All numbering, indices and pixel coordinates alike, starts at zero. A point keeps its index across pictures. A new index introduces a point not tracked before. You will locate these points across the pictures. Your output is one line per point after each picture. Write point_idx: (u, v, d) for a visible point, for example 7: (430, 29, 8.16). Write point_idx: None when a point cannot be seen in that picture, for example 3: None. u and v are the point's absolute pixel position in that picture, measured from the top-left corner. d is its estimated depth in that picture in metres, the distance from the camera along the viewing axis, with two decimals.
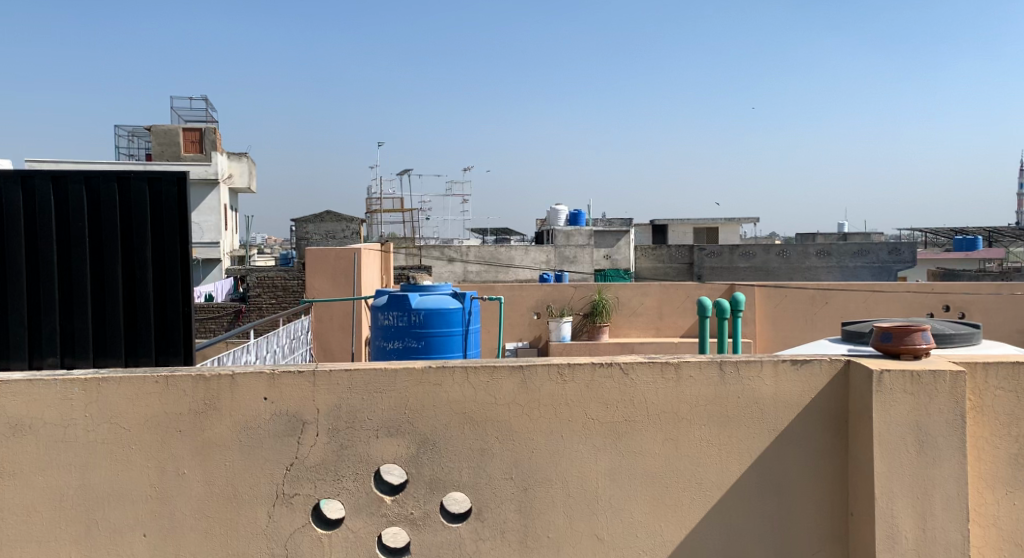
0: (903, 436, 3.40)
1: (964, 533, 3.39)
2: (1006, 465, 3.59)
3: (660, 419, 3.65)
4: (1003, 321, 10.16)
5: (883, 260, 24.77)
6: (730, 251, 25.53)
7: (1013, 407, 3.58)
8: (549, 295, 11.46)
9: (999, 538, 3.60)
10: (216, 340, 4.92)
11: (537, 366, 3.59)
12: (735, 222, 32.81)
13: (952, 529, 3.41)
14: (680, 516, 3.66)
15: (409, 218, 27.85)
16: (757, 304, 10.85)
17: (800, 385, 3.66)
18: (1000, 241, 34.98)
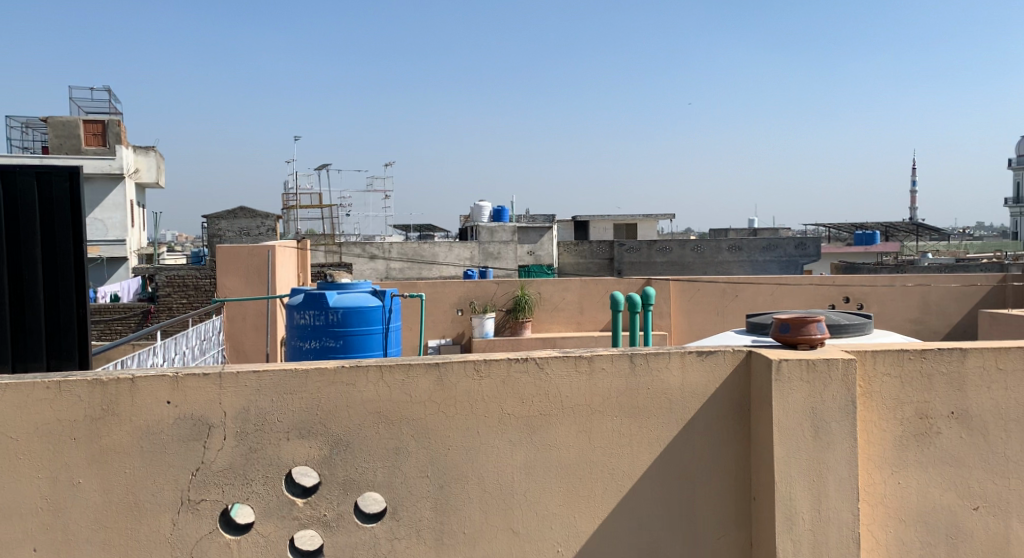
0: (800, 422, 3.55)
1: (854, 512, 3.58)
2: (892, 446, 3.79)
3: (574, 411, 3.71)
4: (898, 311, 10.70)
5: (790, 253, 25.74)
6: (648, 246, 26.03)
7: (899, 392, 3.78)
8: (471, 292, 11.46)
9: (885, 514, 3.81)
10: (136, 334, 4.81)
11: (452, 363, 3.59)
12: (653, 218, 33.37)
13: (845, 509, 3.58)
14: (593, 507, 3.73)
15: (328, 214, 27.44)
16: (672, 298, 11.11)
17: (706, 374, 3.78)
18: (898, 236, 36.76)
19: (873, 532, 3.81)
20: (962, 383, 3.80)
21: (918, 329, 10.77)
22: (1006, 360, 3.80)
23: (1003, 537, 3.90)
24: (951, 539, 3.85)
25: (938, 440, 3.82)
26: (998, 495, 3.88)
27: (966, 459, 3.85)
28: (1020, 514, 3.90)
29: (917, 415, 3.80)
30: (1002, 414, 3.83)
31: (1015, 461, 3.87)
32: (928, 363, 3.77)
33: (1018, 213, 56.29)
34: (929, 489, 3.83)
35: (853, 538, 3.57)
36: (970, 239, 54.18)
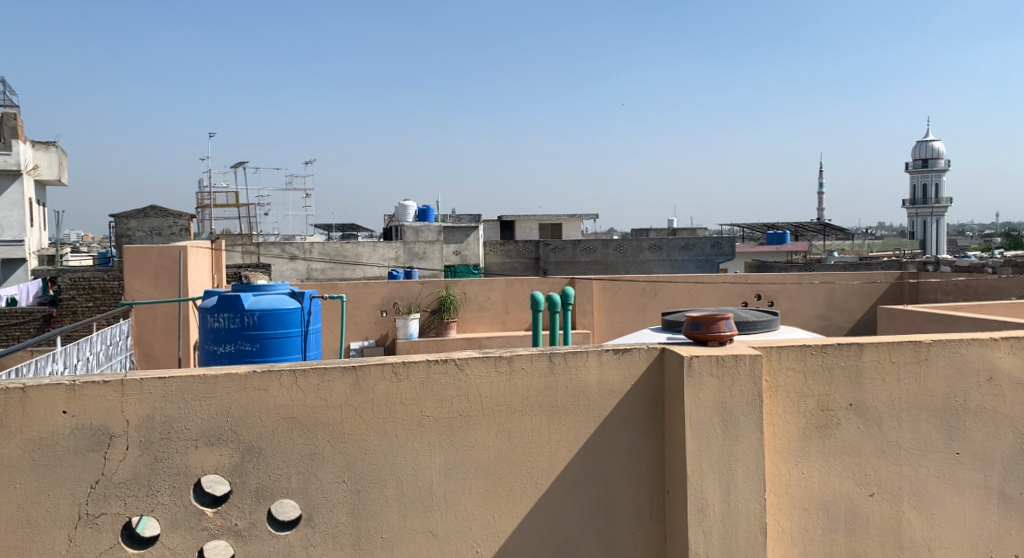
0: (710, 416, 3.64)
1: (761, 502, 3.69)
2: (796, 438, 3.94)
3: (493, 412, 3.70)
4: (806, 308, 11.09)
5: (707, 252, 26.39)
6: (572, 246, 26.25)
7: (802, 385, 3.92)
8: (395, 293, 11.31)
9: (790, 503, 3.95)
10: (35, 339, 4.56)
11: (369, 366, 3.54)
12: (577, 218, 33.75)
13: (752, 499, 3.69)
14: (512, 507, 3.74)
15: (245, 214, 26.78)
16: (595, 297, 11.21)
17: (622, 372, 3.83)
18: (807, 235, 38.13)
19: (779, 521, 3.94)
20: (859, 375, 3.98)
21: (824, 325, 11.18)
22: (899, 353, 4.00)
23: (897, 521, 4.10)
24: (850, 525, 4.03)
25: (838, 431, 3.98)
26: (893, 482, 4.07)
27: (864, 448, 4.03)
28: (912, 499, 4.10)
29: (819, 408, 3.96)
30: (896, 405, 4.03)
31: (907, 449, 4.07)
32: (828, 357, 3.93)
33: (916, 213, 58.88)
34: (830, 478, 3.99)
35: (759, 527, 3.69)
36: (874, 238, 56.57)
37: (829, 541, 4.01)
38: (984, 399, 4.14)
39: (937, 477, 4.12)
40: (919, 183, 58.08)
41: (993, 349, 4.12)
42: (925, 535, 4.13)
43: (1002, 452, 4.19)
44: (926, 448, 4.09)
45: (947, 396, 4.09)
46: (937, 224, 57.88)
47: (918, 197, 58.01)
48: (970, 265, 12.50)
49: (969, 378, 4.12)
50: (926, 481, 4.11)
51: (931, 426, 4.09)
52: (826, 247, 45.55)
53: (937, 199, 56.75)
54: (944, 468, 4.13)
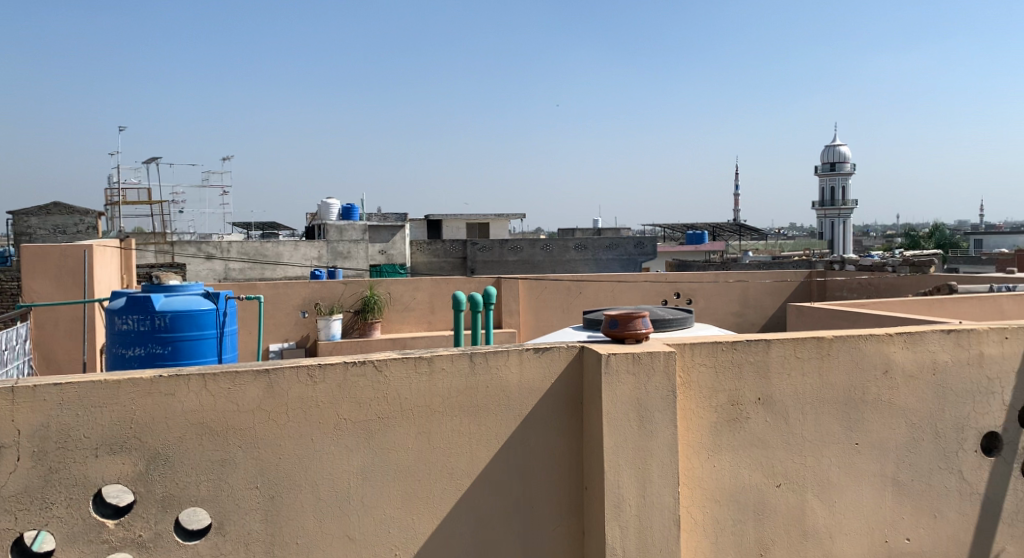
0: (626, 413, 3.73)
1: (674, 495, 3.80)
2: (708, 431, 4.17)
3: (413, 413, 3.66)
4: (722, 306, 11.37)
5: (630, 252, 26.77)
6: (500, 245, 26.24)
7: (714, 381, 4.16)
8: (317, 294, 11.08)
9: (702, 495, 4.16)
10: None
11: (282, 369, 3.44)
12: (505, 218, 33.83)
13: (666, 493, 3.79)
14: (431, 508, 3.70)
15: (159, 212, 25.82)
16: (520, 297, 11.16)
17: (542, 371, 3.85)
18: (724, 235, 39.09)
19: (691, 513, 4.15)
20: (766, 370, 4.24)
21: (740, 322, 11.48)
22: (803, 348, 4.27)
23: (802, 510, 4.35)
24: (758, 514, 4.26)
25: (747, 424, 4.22)
26: (797, 473, 4.32)
27: (771, 440, 4.27)
28: (815, 488, 4.35)
29: (729, 402, 4.20)
30: (800, 398, 4.31)
31: (811, 441, 4.33)
32: (738, 353, 4.19)
33: (824, 214, 60.99)
34: (740, 471, 4.23)
35: (673, 520, 3.79)
36: (788, 238, 58.49)
37: (738, 531, 4.23)
38: (880, 391, 4.43)
39: (837, 467, 4.39)
40: (828, 186, 60.42)
41: (887, 344, 4.41)
42: (826, 523, 4.38)
43: (896, 441, 4.48)
44: (828, 439, 4.36)
45: (847, 390, 4.37)
46: (846, 226, 60.24)
47: (829, 199, 60.29)
48: (874, 262, 13.17)
49: (866, 372, 4.40)
50: (827, 471, 4.37)
51: (832, 418, 4.36)
52: (744, 248, 46.88)
53: (846, 201, 59.08)
54: (844, 458, 4.39)
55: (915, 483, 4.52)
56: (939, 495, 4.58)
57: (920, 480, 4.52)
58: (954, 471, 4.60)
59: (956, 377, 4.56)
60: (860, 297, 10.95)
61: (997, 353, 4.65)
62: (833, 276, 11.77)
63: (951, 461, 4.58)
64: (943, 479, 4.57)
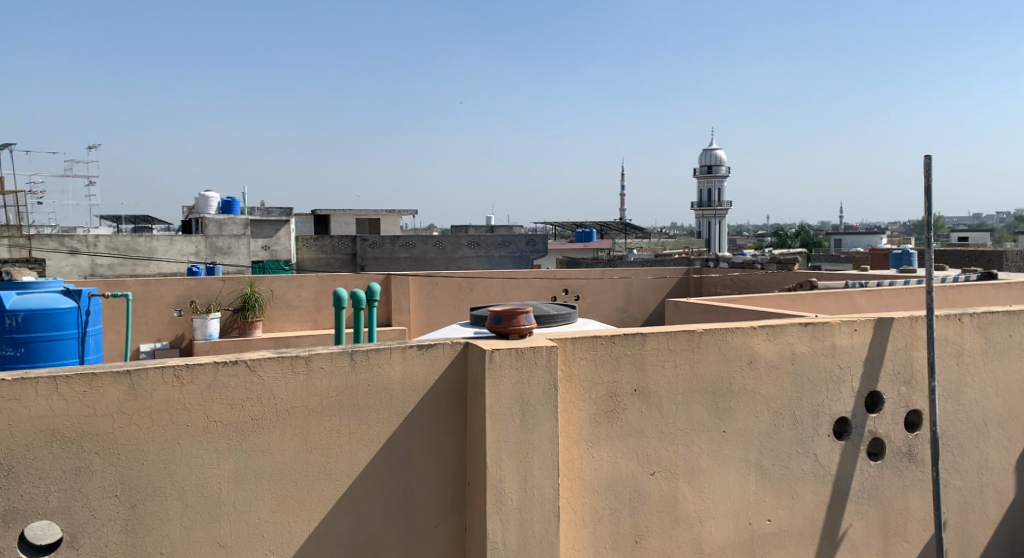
0: (509, 407, 3.76)
1: (555, 487, 3.87)
2: (588, 423, 4.27)
3: (289, 414, 3.53)
4: (608, 302, 11.58)
5: (522, 250, 26.99)
6: (391, 242, 25.85)
7: (592, 374, 4.27)
8: (192, 291, 10.54)
9: (581, 486, 4.27)
10: None
11: (145, 370, 3.25)
12: (395, 214, 33.37)
13: (547, 485, 3.85)
14: (308, 511, 3.59)
15: (16, 203, 23.93)
16: (410, 293, 10.91)
17: (425, 368, 3.80)
18: (611, 234, 39.87)
19: (572, 504, 4.25)
20: (642, 362, 4.39)
21: (624, 317, 11.72)
22: (676, 341, 4.46)
23: (674, 496, 4.54)
24: (633, 502, 4.41)
25: (623, 415, 4.37)
26: (670, 461, 4.51)
27: (646, 430, 4.44)
28: (687, 476, 4.56)
29: (607, 394, 4.32)
30: (673, 388, 4.48)
31: (682, 429, 4.53)
32: (617, 346, 4.31)
33: (703, 214, 63.19)
34: (617, 460, 4.36)
35: (553, 512, 3.86)
36: (669, 237, 60.44)
37: (616, 519, 4.37)
38: (745, 381, 4.68)
39: (707, 454, 4.61)
40: (705, 188, 62.96)
41: (752, 336, 4.68)
42: (696, 508, 4.60)
43: (760, 428, 4.75)
44: (698, 427, 4.56)
45: (716, 380, 4.59)
46: (722, 225, 62.65)
47: (706, 200, 62.72)
48: (745, 261, 13.75)
49: (733, 362, 4.64)
50: (698, 458, 4.59)
51: (702, 407, 4.57)
52: (628, 245, 47.89)
53: (722, 201, 61.55)
54: (713, 445, 4.62)
55: (776, 467, 4.80)
56: (799, 479, 4.87)
57: (781, 464, 4.82)
58: (810, 455, 4.91)
59: (813, 367, 4.88)
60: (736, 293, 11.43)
61: (849, 344, 4.99)
62: (709, 273, 12.27)
63: (806, 445, 4.90)
64: (801, 463, 4.88)
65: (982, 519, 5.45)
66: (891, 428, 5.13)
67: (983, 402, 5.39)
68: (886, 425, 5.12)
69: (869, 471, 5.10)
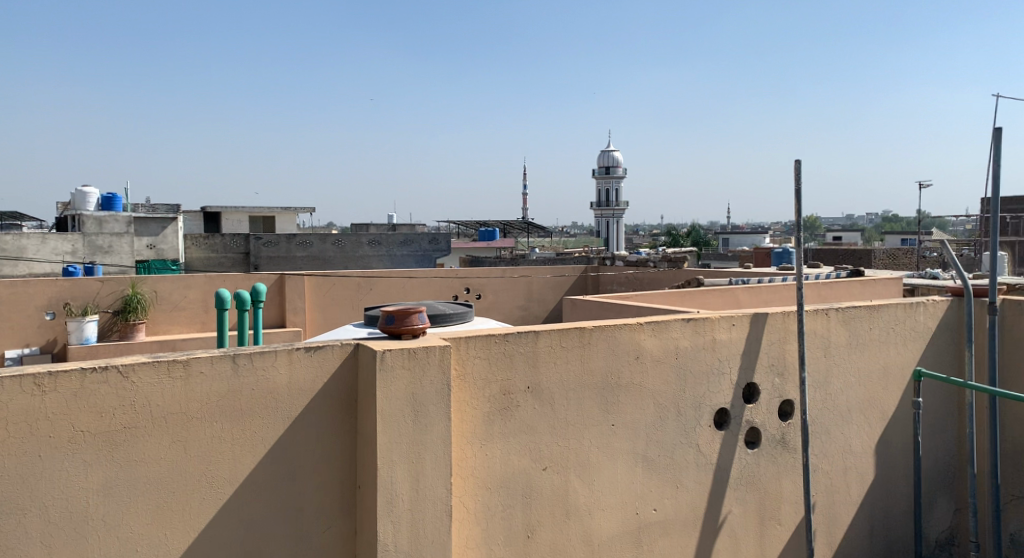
0: (401, 408, 3.75)
1: (447, 487, 3.88)
2: (481, 422, 4.31)
3: (166, 421, 3.41)
4: (508, 300, 11.64)
5: (425, 249, 25.49)
6: (288, 240, 23.02)
7: (486, 372, 4.30)
8: (67, 292, 9.97)
9: (475, 484, 4.30)
10: None
11: (2, 379, 3.06)
12: (292, 211, 32.51)
13: (439, 485, 3.86)
14: (187, 521, 3.48)
15: None
16: (305, 294, 10.63)
17: (312, 370, 3.74)
18: (514, 233, 40.00)
19: (465, 503, 4.27)
20: (534, 360, 4.46)
21: (523, 315, 11.82)
22: (567, 338, 4.56)
23: (565, 491, 4.64)
24: (526, 498, 4.48)
25: (516, 412, 4.42)
26: (561, 456, 4.60)
27: (538, 427, 4.51)
28: (577, 469, 4.66)
29: (500, 392, 4.37)
30: (564, 384, 4.58)
31: (573, 424, 4.63)
32: (509, 344, 4.36)
33: (602, 214, 64.26)
34: (510, 457, 4.42)
35: (444, 512, 3.87)
36: (569, 237, 61.22)
37: (508, 516, 4.43)
38: (633, 375, 4.83)
39: (596, 448, 4.73)
40: (602, 188, 64.30)
41: (639, 332, 4.82)
42: (586, 500, 4.71)
43: (646, 420, 4.90)
44: (588, 422, 4.68)
45: (605, 375, 4.72)
46: (618, 224, 63.84)
47: (604, 200, 64.00)
48: (639, 258, 14.10)
49: (621, 357, 4.78)
50: (588, 452, 4.70)
51: (592, 402, 4.68)
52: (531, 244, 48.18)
53: (619, 202, 63.14)
54: (602, 439, 4.74)
55: (660, 458, 4.97)
56: (681, 470, 5.06)
57: (666, 455, 4.99)
58: (692, 445, 5.10)
59: (694, 360, 5.08)
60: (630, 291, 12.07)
61: (727, 338, 5.21)
62: (605, 272, 12.55)
63: (689, 436, 5.09)
64: (683, 453, 5.07)
65: (846, 500, 5.81)
66: (766, 417, 5.41)
67: (847, 391, 5.75)
68: (762, 415, 5.39)
69: (746, 459, 5.35)
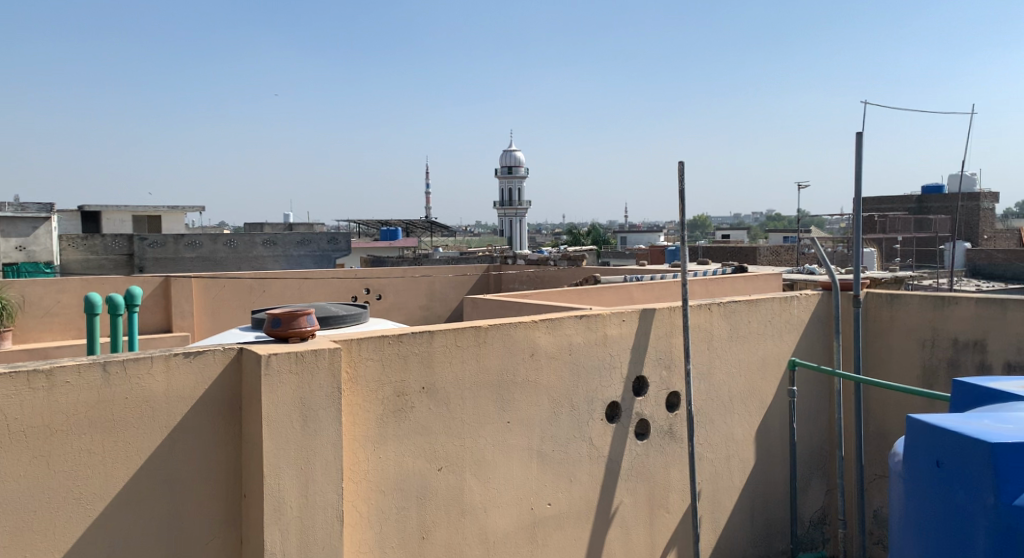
0: (288, 413, 3.65)
1: (338, 492, 3.80)
2: (374, 425, 4.25)
3: (28, 435, 3.21)
4: (409, 300, 11.50)
5: (324, 249, 23.94)
6: (175, 239, 20.78)
7: (378, 374, 4.24)
8: None
9: (368, 487, 4.24)
10: None
11: None
12: (180, 211, 31.19)
13: (329, 490, 3.78)
14: (52, 540, 3.29)
15: None
16: (193, 296, 10.13)
17: (192, 376, 3.60)
18: (417, 232, 39.62)
19: (356, 507, 4.20)
20: (429, 360, 4.43)
21: (425, 315, 11.73)
22: (462, 337, 4.55)
23: (460, 490, 4.63)
24: (420, 499, 4.45)
25: (410, 413, 4.38)
26: (456, 455, 4.59)
27: (433, 427, 4.49)
28: (472, 468, 4.66)
29: (393, 393, 4.32)
30: (459, 383, 4.57)
31: (468, 423, 4.62)
32: (403, 345, 4.32)
33: (506, 214, 64.45)
34: (404, 459, 4.37)
35: (335, 518, 3.79)
36: (471, 235, 61.18)
37: (402, 518, 4.38)
38: (527, 372, 4.87)
39: (491, 445, 4.74)
40: (506, 188, 64.30)
41: (533, 330, 4.87)
42: (481, 498, 4.71)
43: (540, 416, 4.95)
44: (483, 420, 4.69)
45: (500, 373, 4.74)
46: (521, 224, 64.44)
47: (506, 200, 64.22)
48: (540, 258, 14.26)
49: (516, 355, 4.81)
50: (483, 450, 4.70)
51: (488, 400, 4.70)
52: (435, 244, 47.86)
53: (520, 201, 63.66)
54: (497, 436, 4.76)
55: (554, 453, 5.04)
56: (573, 463, 5.14)
57: (559, 450, 5.06)
58: (584, 439, 5.19)
59: (586, 356, 5.17)
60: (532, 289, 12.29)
61: (617, 333, 5.33)
62: (507, 271, 12.64)
63: (581, 430, 5.17)
64: (575, 447, 5.15)
65: (729, 486, 6.05)
66: (655, 409, 5.57)
67: (729, 381, 5.98)
68: (650, 407, 5.54)
69: (636, 450, 5.49)
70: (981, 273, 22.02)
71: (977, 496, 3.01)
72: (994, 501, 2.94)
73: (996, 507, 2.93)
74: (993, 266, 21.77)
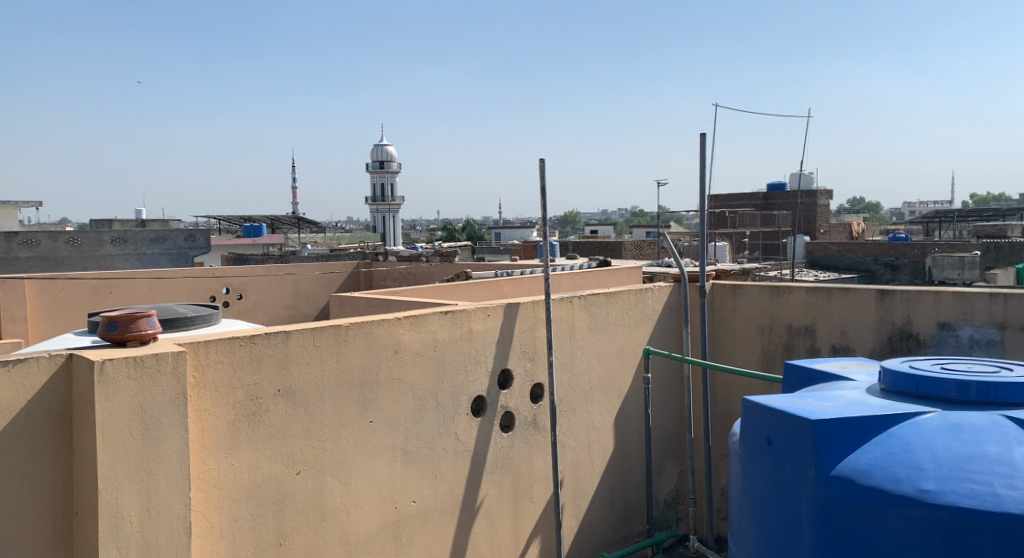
0: (127, 422, 3.40)
1: (184, 503, 3.58)
2: (224, 430, 4.04)
3: None
4: (272, 299, 11.08)
5: (181, 247, 22.58)
6: (7, 236, 18.20)
7: (229, 378, 4.04)
8: None
9: (218, 496, 4.03)
10: None
11: None
12: (14, 206, 28.85)
13: (175, 502, 3.56)
14: None
15: None
16: (27, 300, 9.27)
17: (12, 386, 3.29)
18: (283, 228, 38.38)
19: (206, 517, 3.99)
20: (286, 361, 4.26)
21: (291, 315, 11.34)
22: (321, 337, 4.39)
23: (320, 493, 4.48)
24: (276, 505, 4.27)
25: (265, 417, 4.20)
26: (316, 457, 4.44)
27: (291, 430, 4.32)
28: (333, 470, 4.53)
29: (247, 397, 4.12)
30: (318, 384, 4.42)
31: (328, 425, 4.48)
32: (256, 346, 4.13)
33: (376, 210, 63.45)
34: (259, 464, 4.18)
35: (181, 530, 3.57)
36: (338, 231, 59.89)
37: (257, 526, 4.19)
38: (390, 370, 4.78)
39: (353, 446, 4.62)
40: (376, 183, 63.07)
41: (396, 327, 4.78)
42: (342, 501, 4.58)
43: (404, 413, 4.87)
44: (344, 421, 4.56)
45: (362, 373, 4.62)
46: (389, 220, 63.82)
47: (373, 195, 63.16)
48: (410, 253, 14.12)
49: (379, 354, 4.71)
50: (344, 452, 4.57)
51: (349, 400, 4.57)
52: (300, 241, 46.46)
53: (389, 196, 62.81)
54: (359, 437, 4.64)
55: (418, 450, 4.97)
56: (437, 460, 5.09)
57: (423, 447, 5.00)
58: (448, 435, 5.15)
59: (450, 351, 5.13)
60: (403, 286, 12.12)
61: (482, 328, 5.32)
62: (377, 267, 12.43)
63: (446, 426, 5.13)
64: (439, 443, 5.10)
65: (590, 473, 6.18)
66: (519, 401, 5.61)
67: (589, 371, 6.11)
68: (515, 399, 5.58)
69: (501, 442, 5.51)
70: (819, 264, 23.58)
71: (801, 469, 3.21)
72: (815, 473, 3.14)
73: (817, 478, 3.13)
74: (828, 257, 23.32)
